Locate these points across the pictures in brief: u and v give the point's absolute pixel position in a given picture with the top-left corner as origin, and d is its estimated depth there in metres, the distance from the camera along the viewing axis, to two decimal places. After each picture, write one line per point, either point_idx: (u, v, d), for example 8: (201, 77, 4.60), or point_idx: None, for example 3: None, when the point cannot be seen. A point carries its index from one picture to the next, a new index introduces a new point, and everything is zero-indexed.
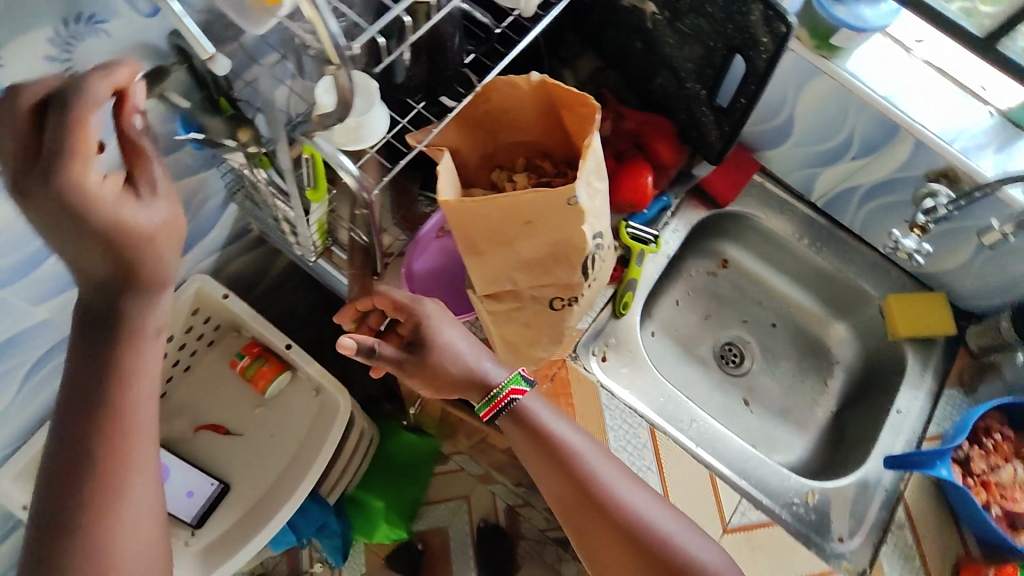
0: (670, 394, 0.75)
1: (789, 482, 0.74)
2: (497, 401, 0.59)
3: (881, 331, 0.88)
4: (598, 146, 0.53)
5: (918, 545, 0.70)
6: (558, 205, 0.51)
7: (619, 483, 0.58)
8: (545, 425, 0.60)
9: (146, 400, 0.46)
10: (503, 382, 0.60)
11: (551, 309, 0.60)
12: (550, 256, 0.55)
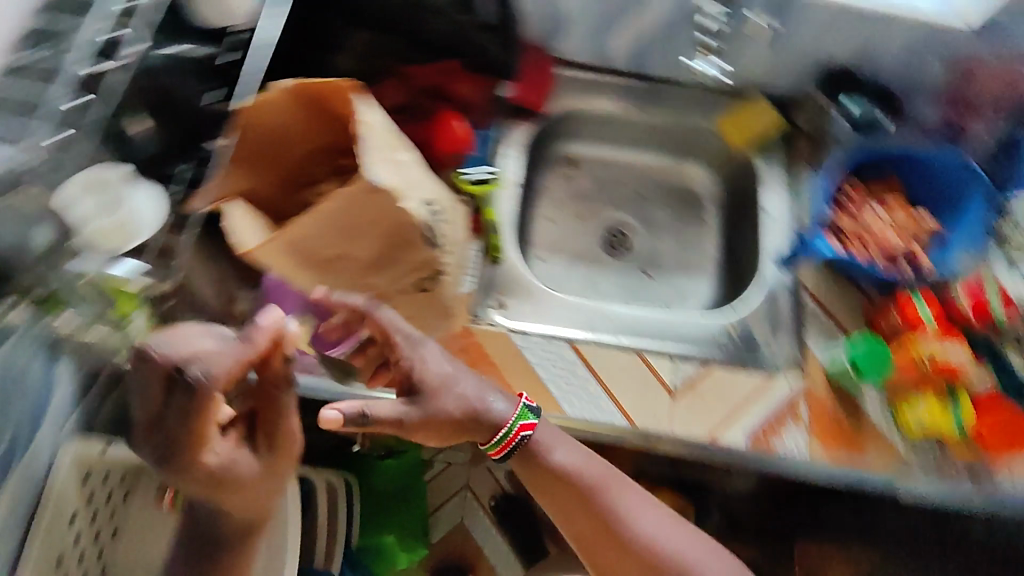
0: (575, 304, 0.77)
1: (708, 324, 0.79)
2: (508, 441, 0.59)
3: (728, 152, 0.94)
4: (375, 124, 0.52)
5: (832, 318, 0.79)
6: (362, 197, 0.52)
7: (634, 508, 0.61)
8: (559, 461, 0.61)
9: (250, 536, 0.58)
10: (512, 421, 0.59)
11: (423, 293, 0.59)
12: (390, 246, 0.55)
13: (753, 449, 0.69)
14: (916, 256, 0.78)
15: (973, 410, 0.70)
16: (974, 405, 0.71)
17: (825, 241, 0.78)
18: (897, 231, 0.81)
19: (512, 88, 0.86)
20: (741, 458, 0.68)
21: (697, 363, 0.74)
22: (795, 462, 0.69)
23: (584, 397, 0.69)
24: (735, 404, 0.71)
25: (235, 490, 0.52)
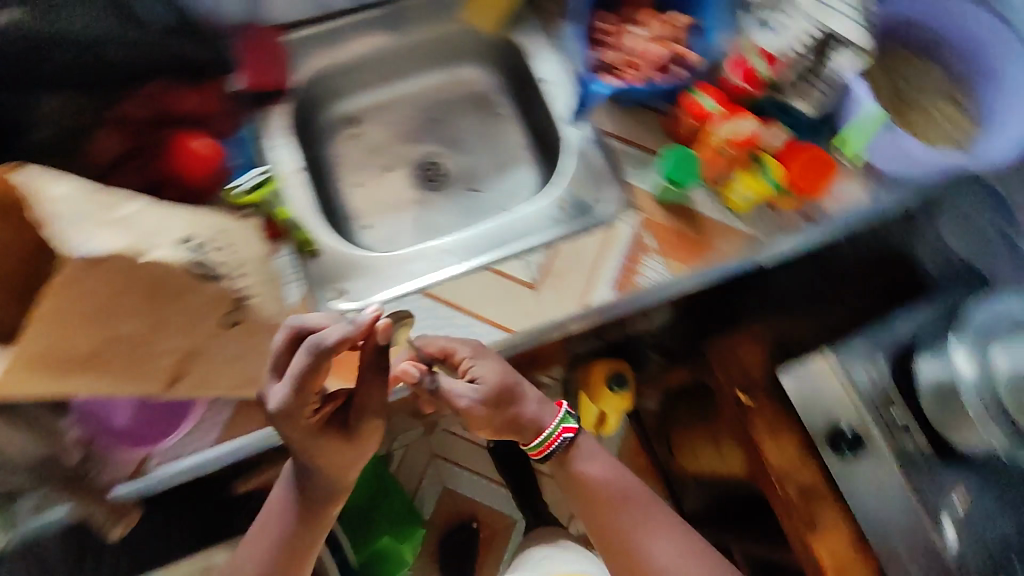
0: (413, 253, 0.76)
1: (539, 210, 0.80)
2: (549, 439, 0.75)
3: (488, 38, 0.92)
4: (57, 192, 0.46)
5: (643, 148, 0.81)
6: (89, 267, 0.45)
7: (649, 523, 0.75)
8: (608, 477, 0.77)
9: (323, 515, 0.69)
10: (555, 423, 0.75)
11: (234, 325, 0.55)
12: (159, 302, 0.49)
13: (623, 297, 0.73)
14: (685, 57, 0.81)
15: (780, 164, 0.76)
16: (778, 159, 0.77)
17: (601, 82, 0.81)
18: (660, 41, 0.82)
19: (241, 78, 0.80)
20: (614, 308, 0.73)
21: (543, 249, 0.76)
22: (661, 286, 0.74)
23: (459, 332, 0.71)
24: (591, 270, 0.75)
25: (326, 457, 0.63)
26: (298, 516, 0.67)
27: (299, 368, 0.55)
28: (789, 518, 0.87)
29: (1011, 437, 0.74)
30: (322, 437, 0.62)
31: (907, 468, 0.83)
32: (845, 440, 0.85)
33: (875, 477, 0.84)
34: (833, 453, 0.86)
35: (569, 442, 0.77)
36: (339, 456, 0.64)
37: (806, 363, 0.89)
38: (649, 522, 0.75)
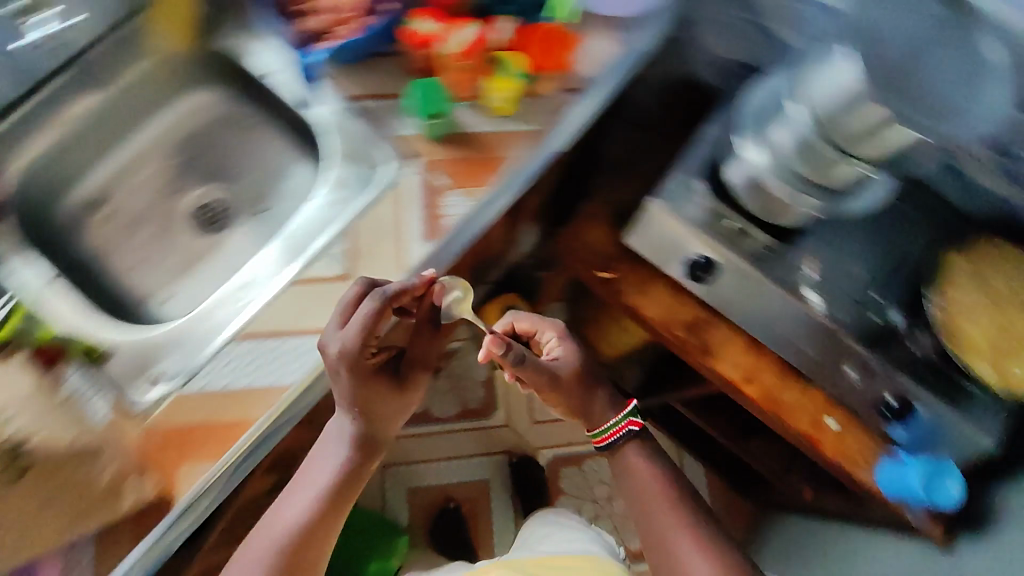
0: (206, 305, 0.77)
1: (317, 202, 0.77)
2: (610, 431, 0.83)
3: (183, 63, 0.98)
4: None
5: (389, 96, 0.77)
6: None
7: (675, 512, 0.78)
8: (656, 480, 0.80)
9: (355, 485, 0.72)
10: (619, 416, 0.83)
11: (21, 463, 0.60)
12: None
13: (439, 243, 0.71)
14: None
15: (519, 57, 0.76)
16: (517, 53, 0.76)
17: (317, 49, 0.78)
18: None
19: None
20: (433, 257, 0.70)
21: (338, 237, 0.72)
22: (470, 216, 0.71)
23: (294, 358, 0.68)
24: (398, 234, 0.72)
25: (376, 402, 0.70)
26: (343, 479, 0.71)
27: (370, 311, 0.62)
28: (683, 354, 0.95)
29: (819, 203, 0.80)
30: (377, 383, 0.70)
31: (766, 264, 0.86)
32: (695, 262, 0.89)
33: (734, 276, 0.88)
34: (693, 278, 0.91)
35: (629, 440, 0.83)
36: (385, 405, 0.72)
37: (645, 211, 0.90)
38: (671, 514, 0.78)
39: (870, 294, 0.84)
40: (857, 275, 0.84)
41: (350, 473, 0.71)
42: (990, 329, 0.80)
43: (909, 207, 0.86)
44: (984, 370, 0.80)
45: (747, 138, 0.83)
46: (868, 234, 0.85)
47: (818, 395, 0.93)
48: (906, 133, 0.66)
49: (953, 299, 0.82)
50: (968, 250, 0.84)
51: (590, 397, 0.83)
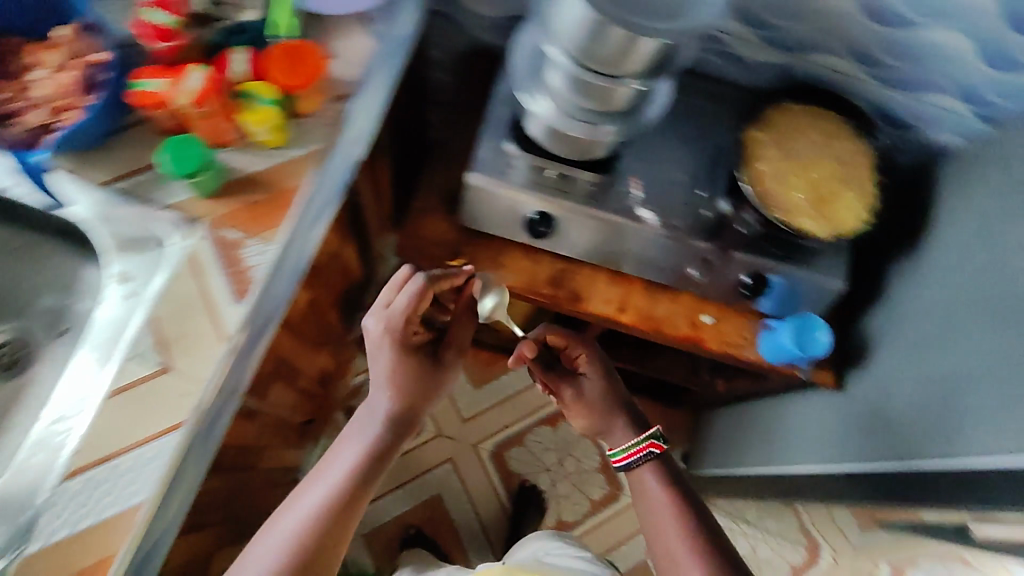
0: (28, 451, 0.71)
1: (111, 303, 0.71)
2: (623, 453, 0.88)
3: None
4: None
5: (142, 170, 0.71)
6: None
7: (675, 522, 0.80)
8: (670, 513, 0.80)
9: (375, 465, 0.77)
10: (642, 437, 0.88)
11: None
12: None
13: (254, 302, 0.67)
14: (98, 62, 0.71)
15: (266, 87, 0.70)
16: (264, 83, 0.71)
17: (42, 145, 0.69)
18: (62, 71, 0.72)
19: None
20: (248, 317, 0.67)
21: (141, 330, 0.67)
22: (278, 262, 0.69)
23: (135, 475, 0.62)
24: (205, 310, 0.67)
25: (411, 373, 0.81)
26: (368, 454, 0.77)
27: (414, 292, 0.78)
28: (561, 309, 0.96)
29: (613, 126, 0.79)
30: (416, 355, 0.82)
31: (596, 199, 0.88)
32: (534, 219, 0.89)
33: (576, 218, 0.88)
34: (535, 237, 0.91)
35: (649, 463, 0.87)
36: (422, 380, 0.82)
37: (472, 190, 0.88)
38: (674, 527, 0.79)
39: (700, 191, 0.89)
40: (682, 179, 0.89)
41: (375, 451, 0.77)
42: (802, 187, 0.85)
43: (701, 102, 0.93)
44: (810, 222, 0.83)
45: (527, 90, 0.80)
46: (679, 140, 0.91)
47: (690, 299, 0.96)
48: (650, 44, 0.64)
49: (765, 172, 0.85)
50: (764, 122, 0.88)
51: (605, 417, 0.91)
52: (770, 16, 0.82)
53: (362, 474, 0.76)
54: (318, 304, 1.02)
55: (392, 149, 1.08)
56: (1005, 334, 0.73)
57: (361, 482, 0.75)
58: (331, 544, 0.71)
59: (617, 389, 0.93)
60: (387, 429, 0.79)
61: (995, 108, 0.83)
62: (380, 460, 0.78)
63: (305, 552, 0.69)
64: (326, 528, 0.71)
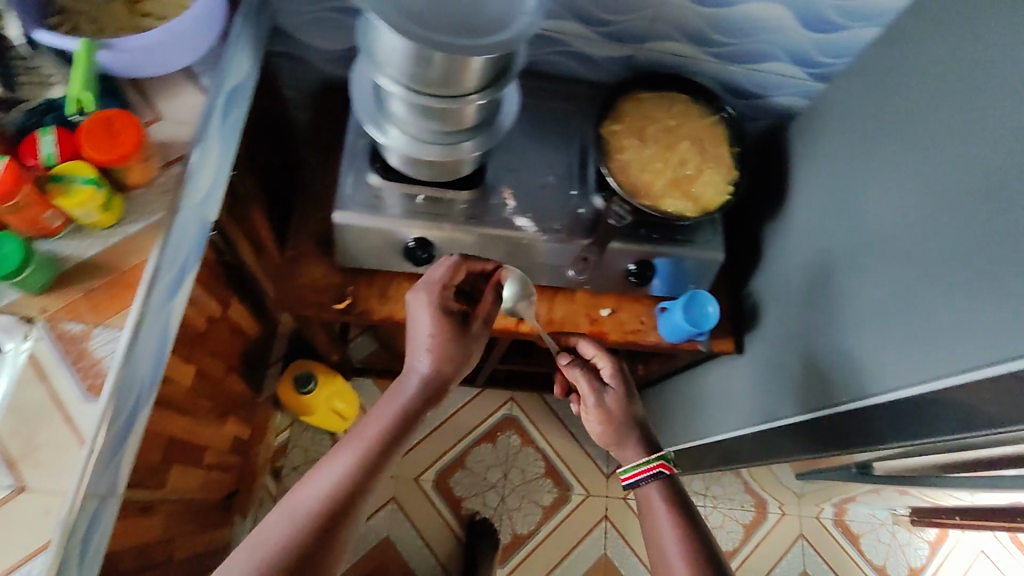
0: None
1: None
2: (633, 471, 0.80)
3: None
4: None
5: None
6: None
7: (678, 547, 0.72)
8: (675, 543, 0.72)
9: (398, 442, 0.72)
10: (652, 456, 0.80)
11: None
12: None
13: (108, 396, 0.62)
14: None
15: (87, 168, 0.64)
16: (83, 163, 0.65)
17: None
18: None
19: None
20: (105, 414, 0.62)
21: None
22: (129, 349, 0.64)
23: None
24: (55, 416, 0.62)
25: (444, 338, 0.76)
26: (396, 425, 0.72)
27: (448, 265, 0.80)
28: None
29: (473, 140, 0.79)
30: (451, 318, 0.78)
31: (474, 217, 0.86)
32: (415, 247, 0.86)
33: (458, 238, 0.87)
34: (419, 266, 0.87)
35: (656, 481, 0.79)
36: (456, 346, 0.77)
37: (342, 231, 0.84)
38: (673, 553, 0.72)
39: (574, 190, 0.90)
40: (552, 180, 0.90)
41: (400, 425, 0.72)
42: (662, 171, 0.87)
43: (556, 102, 0.94)
44: (678, 203, 0.86)
45: (377, 123, 0.77)
46: (541, 144, 0.92)
47: (586, 296, 0.96)
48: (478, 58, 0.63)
49: (627, 161, 0.87)
50: (619, 114, 0.90)
51: (626, 432, 0.83)
52: (600, 12, 0.83)
53: (391, 439, 0.71)
54: (208, 373, 0.97)
55: (260, 198, 1.04)
56: (868, 277, 0.78)
57: (388, 447, 0.70)
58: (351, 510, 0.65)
59: (636, 404, 0.85)
60: (418, 395, 0.75)
61: (825, 67, 0.90)
62: (407, 427, 0.73)
63: (330, 511, 0.64)
64: (349, 491, 0.66)
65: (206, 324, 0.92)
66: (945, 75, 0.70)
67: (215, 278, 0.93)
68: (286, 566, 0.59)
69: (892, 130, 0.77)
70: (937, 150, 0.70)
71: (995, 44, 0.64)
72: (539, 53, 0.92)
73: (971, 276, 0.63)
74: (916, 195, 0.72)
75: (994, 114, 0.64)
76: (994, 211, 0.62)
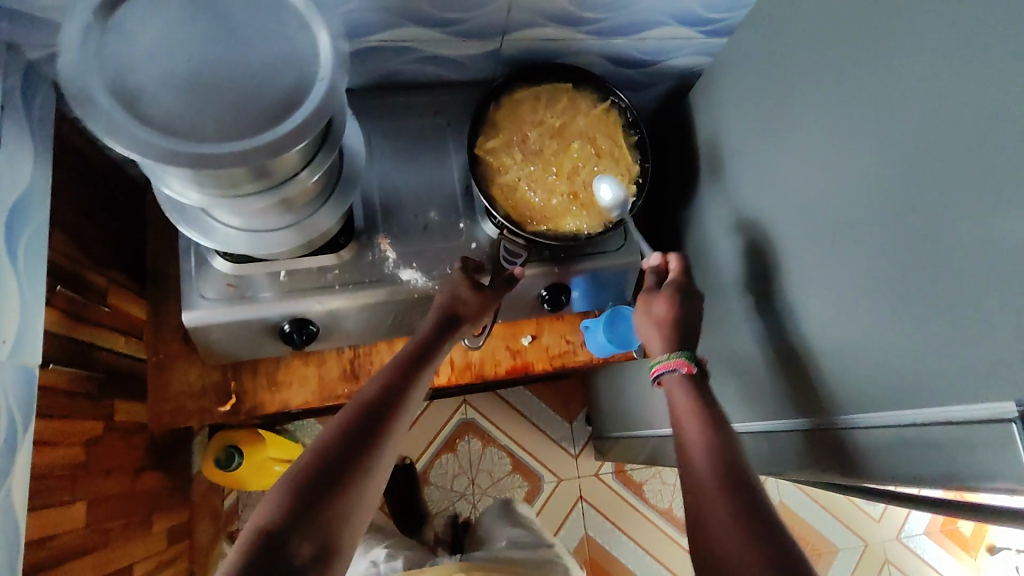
0: None
1: None
2: (657, 367, 0.70)
3: None
4: None
5: None
6: None
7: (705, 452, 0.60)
8: (695, 438, 0.62)
9: (432, 361, 0.70)
10: (674, 354, 0.69)
11: None
12: None
13: None
14: None
15: None
16: None
17: None
18: None
19: None
20: None
21: None
22: None
23: None
24: None
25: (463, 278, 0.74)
26: (426, 343, 0.70)
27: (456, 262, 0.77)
28: None
29: (324, 210, 0.66)
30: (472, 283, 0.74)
31: (349, 284, 0.74)
32: (290, 331, 0.74)
33: (339, 312, 0.75)
34: (299, 349, 0.75)
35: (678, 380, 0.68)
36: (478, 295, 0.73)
37: (202, 331, 0.72)
38: (704, 457, 0.60)
39: (462, 224, 0.79)
40: (434, 218, 0.78)
41: (432, 340, 0.70)
42: (555, 186, 0.76)
43: (423, 118, 0.81)
44: (575, 220, 0.75)
45: (199, 225, 0.62)
46: (412, 173, 0.79)
47: (504, 327, 0.86)
48: (288, 153, 0.50)
49: (512, 182, 0.75)
50: (495, 126, 0.77)
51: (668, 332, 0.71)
52: (442, 11, 0.68)
53: (424, 352, 0.69)
54: (107, 494, 0.87)
55: (122, 282, 0.91)
56: (781, 277, 0.70)
57: (423, 357, 0.69)
58: (396, 405, 0.64)
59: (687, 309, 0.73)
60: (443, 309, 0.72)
61: (720, 22, 0.76)
62: (440, 339, 0.71)
63: (374, 409, 0.62)
64: (392, 391, 0.64)
65: (83, 453, 0.81)
66: (842, 45, 0.58)
67: (78, 400, 0.81)
68: (342, 456, 0.58)
69: (792, 107, 0.66)
70: (837, 138, 0.59)
71: (894, 7, 0.52)
72: (389, 65, 0.77)
73: (885, 294, 0.55)
74: (822, 189, 0.62)
75: (894, 100, 0.53)
76: (898, 220, 0.53)
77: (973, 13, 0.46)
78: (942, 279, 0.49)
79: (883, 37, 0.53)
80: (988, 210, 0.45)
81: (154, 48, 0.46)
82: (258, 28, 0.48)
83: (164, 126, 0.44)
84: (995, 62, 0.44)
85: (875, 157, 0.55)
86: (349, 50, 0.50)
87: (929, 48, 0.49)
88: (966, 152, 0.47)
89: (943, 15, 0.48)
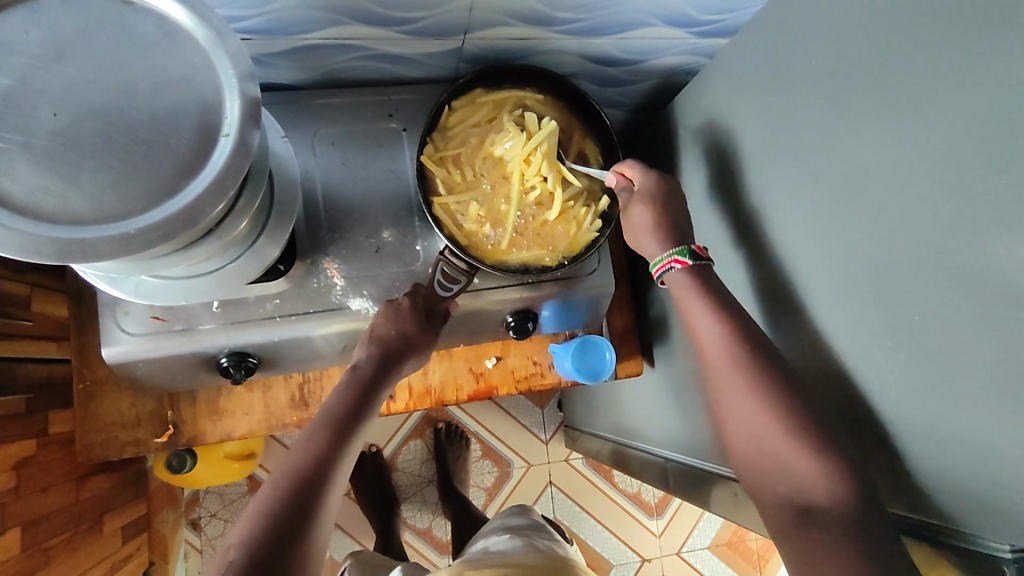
0: None
1: None
2: (660, 266, 0.64)
3: None
4: None
5: None
6: None
7: (715, 326, 0.58)
8: (703, 318, 0.59)
9: (372, 403, 0.62)
10: (667, 253, 0.63)
11: None
12: None
13: None
14: None
15: None
16: None
17: None
18: None
19: None
20: None
21: None
22: None
23: None
24: None
25: (405, 304, 0.65)
26: (361, 384, 0.62)
27: (408, 281, 0.69)
28: None
29: (265, 237, 0.57)
30: (412, 315, 0.65)
31: (282, 312, 0.66)
32: (227, 365, 0.67)
33: (280, 346, 0.69)
34: (239, 382, 0.69)
35: (683, 280, 0.62)
36: (417, 322, 0.65)
37: (126, 366, 0.65)
38: (718, 333, 0.57)
39: (418, 245, 0.70)
40: (387, 238, 0.69)
41: (366, 380, 0.62)
42: (512, 196, 0.66)
43: (375, 121, 0.71)
44: (529, 250, 0.67)
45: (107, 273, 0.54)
46: (361, 189, 0.70)
47: (467, 349, 0.81)
48: (200, 225, 0.41)
49: (467, 196, 0.66)
50: (453, 133, 0.67)
51: (657, 225, 0.65)
52: (391, 11, 0.57)
53: (359, 397, 0.61)
54: (48, 511, 0.81)
55: (47, 286, 0.83)
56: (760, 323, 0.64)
57: (359, 402, 0.61)
58: (335, 459, 0.55)
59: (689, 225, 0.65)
60: (379, 343, 0.64)
61: (713, 23, 0.66)
62: (379, 380, 0.63)
63: (313, 469, 0.53)
64: (329, 445, 0.56)
65: (14, 476, 0.74)
66: (844, 88, 0.50)
67: (4, 421, 0.74)
68: (283, 534, 0.48)
69: (781, 143, 0.58)
70: (830, 193, 0.52)
71: (909, 58, 0.44)
72: (334, 62, 0.67)
73: (867, 380, 0.50)
74: (806, 247, 0.56)
75: (893, 169, 0.45)
76: (890, 305, 0.47)
77: (994, 92, 0.38)
78: (931, 381, 0.44)
79: (889, 90, 0.45)
80: (991, 326, 0.39)
81: (6, 96, 0.37)
82: (142, 70, 0.39)
83: (20, 206, 0.36)
84: (1015, 161, 0.37)
85: (869, 228, 0.48)
86: (260, 96, 0.40)
87: (942, 120, 0.41)
88: (971, 253, 0.40)
89: (963, 84, 0.40)
